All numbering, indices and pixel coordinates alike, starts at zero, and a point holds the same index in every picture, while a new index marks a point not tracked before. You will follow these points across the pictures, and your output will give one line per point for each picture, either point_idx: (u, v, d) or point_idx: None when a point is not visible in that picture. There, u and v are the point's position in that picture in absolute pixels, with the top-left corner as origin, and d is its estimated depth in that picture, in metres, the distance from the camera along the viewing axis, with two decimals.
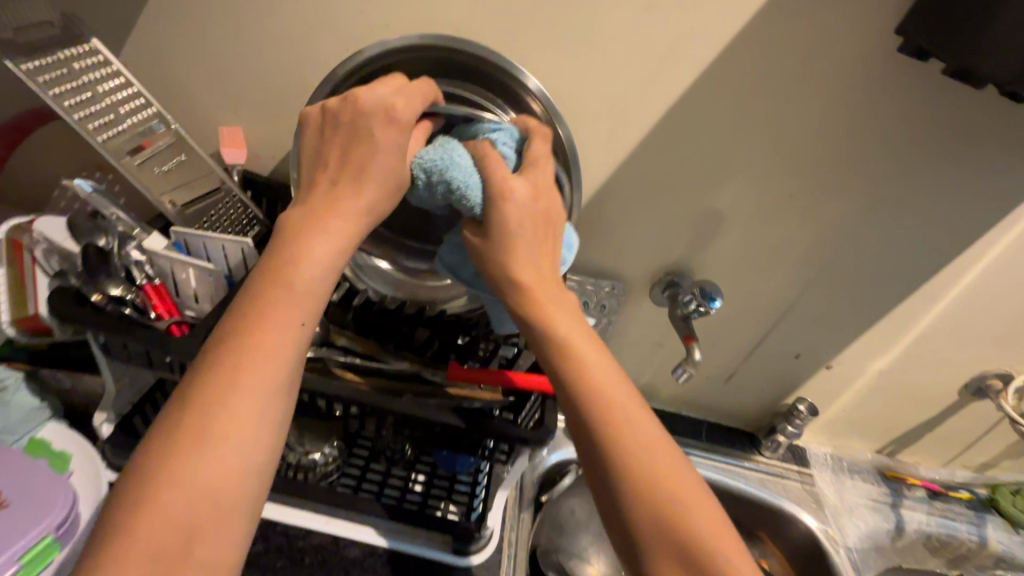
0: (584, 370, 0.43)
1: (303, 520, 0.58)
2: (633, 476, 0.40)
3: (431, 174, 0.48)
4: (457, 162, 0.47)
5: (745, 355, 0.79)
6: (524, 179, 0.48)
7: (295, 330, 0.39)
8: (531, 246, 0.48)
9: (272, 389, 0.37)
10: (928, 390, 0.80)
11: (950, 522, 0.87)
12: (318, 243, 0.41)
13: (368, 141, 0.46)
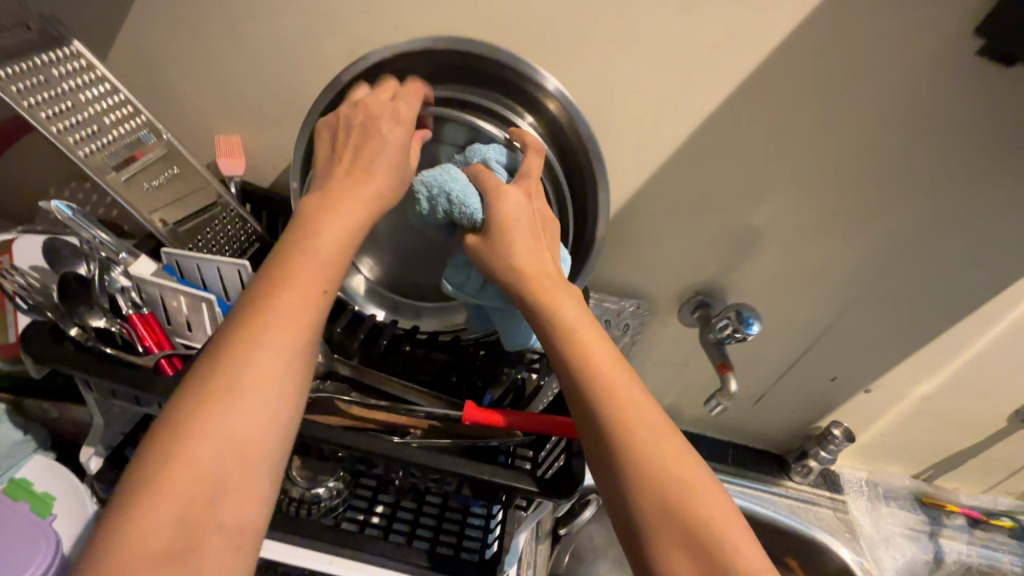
0: (578, 336, 0.39)
1: (302, 561, 0.53)
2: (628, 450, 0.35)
3: (431, 188, 0.45)
4: (456, 175, 0.45)
5: (777, 377, 0.74)
6: (521, 190, 0.45)
7: (318, 296, 0.35)
8: (528, 236, 0.44)
9: (295, 353, 0.33)
10: (975, 416, 0.75)
11: (992, 552, 0.81)
12: (340, 214, 0.38)
13: (371, 140, 0.43)
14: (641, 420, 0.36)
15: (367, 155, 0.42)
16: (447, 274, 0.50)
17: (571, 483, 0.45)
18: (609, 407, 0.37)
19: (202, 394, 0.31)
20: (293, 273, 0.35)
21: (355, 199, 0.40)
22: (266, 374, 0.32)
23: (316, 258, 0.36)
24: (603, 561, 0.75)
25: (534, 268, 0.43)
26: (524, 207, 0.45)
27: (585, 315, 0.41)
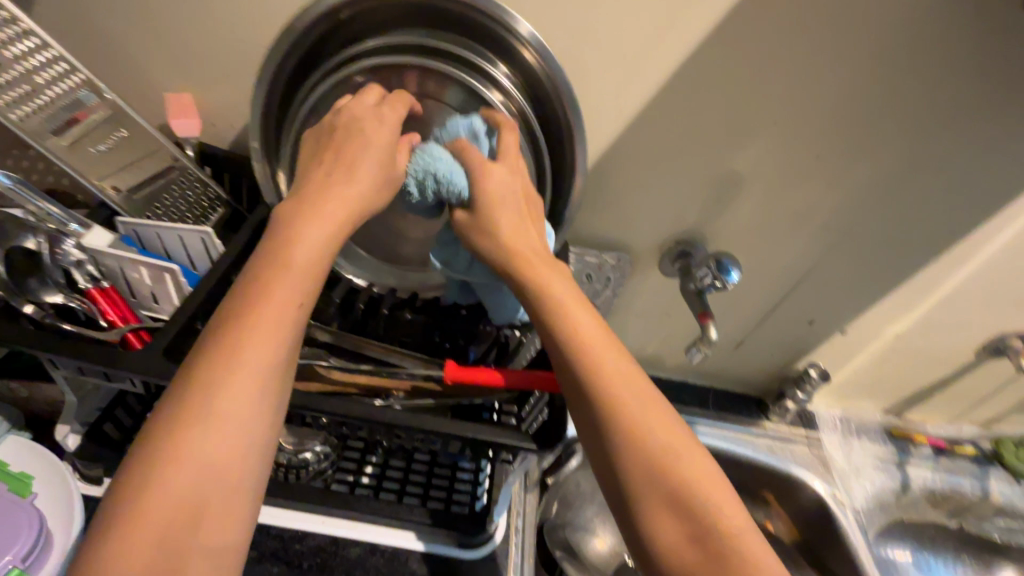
0: (562, 306, 0.40)
1: (298, 522, 0.55)
2: (611, 407, 0.36)
3: (416, 171, 0.44)
4: (440, 154, 0.44)
5: (756, 322, 0.75)
6: (503, 165, 0.44)
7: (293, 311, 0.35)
8: (513, 214, 0.43)
9: (270, 374, 0.33)
10: (945, 351, 0.77)
11: (955, 477, 0.86)
12: (314, 224, 0.37)
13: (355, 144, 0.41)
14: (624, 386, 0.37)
15: (352, 158, 0.41)
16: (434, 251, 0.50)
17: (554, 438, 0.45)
18: (592, 374, 0.37)
19: (176, 419, 0.31)
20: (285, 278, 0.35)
21: (343, 199, 0.39)
22: (242, 397, 0.32)
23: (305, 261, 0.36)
24: (587, 505, 0.77)
25: (519, 242, 0.42)
26: (508, 182, 0.44)
27: (577, 300, 0.41)
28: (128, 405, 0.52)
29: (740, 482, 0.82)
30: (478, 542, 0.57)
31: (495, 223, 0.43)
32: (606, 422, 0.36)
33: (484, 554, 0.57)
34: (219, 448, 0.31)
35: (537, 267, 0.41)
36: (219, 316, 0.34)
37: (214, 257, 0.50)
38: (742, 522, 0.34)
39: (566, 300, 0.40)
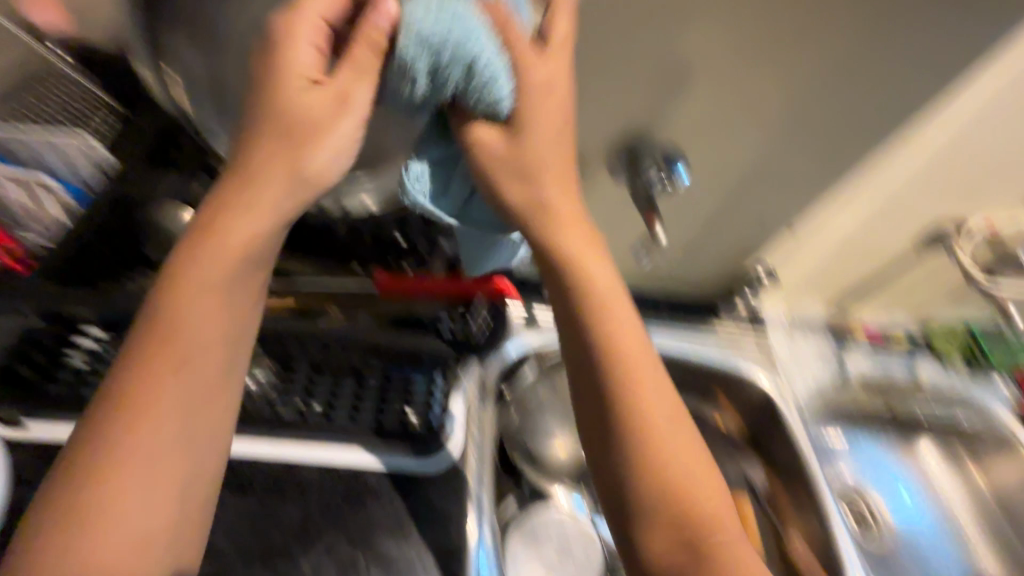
0: (614, 327, 0.43)
1: (247, 450, 0.54)
2: (641, 427, 0.42)
3: (450, 59, 0.36)
4: (477, 33, 0.36)
5: (706, 224, 0.74)
6: (547, 62, 0.40)
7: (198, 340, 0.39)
8: (555, 189, 0.43)
9: (181, 402, 0.37)
10: (886, 245, 0.79)
11: (888, 363, 0.92)
12: (209, 254, 0.39)
13: (285, 107, 0.39)
14: (626, 339, 0.43)
15: (283, 127, 0.39)
16: (418, 181, 0.43)
17: None
18: (597, 329, 0.43)
19: (93, 458, 0.35)
20: (184, 302, 0.38)
21: (247, 202, 0.39)
22: (156, 428, 0.36)
23: (201, 282, 0.39)
24: (551, 415, 0.75)
25: (564, 211, 0.43)
26: (564, 108, 0.42)
27: (588, 243, 0.44)
28: (66, 317, 0.52)
29: (691, 382, 0.85)
30: (433, 450, 0.57)
31: (545, 186, 0.42)
32: (635, 440, 0.42)
33: (442, 468, 0.57)
34: (145, 478, 0.36)
35: (587, 262, 0.43)
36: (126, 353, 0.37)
37: (94, 177, 0.59)
38: (735, 531, 0.41)
39: (618, 321, 0.44)
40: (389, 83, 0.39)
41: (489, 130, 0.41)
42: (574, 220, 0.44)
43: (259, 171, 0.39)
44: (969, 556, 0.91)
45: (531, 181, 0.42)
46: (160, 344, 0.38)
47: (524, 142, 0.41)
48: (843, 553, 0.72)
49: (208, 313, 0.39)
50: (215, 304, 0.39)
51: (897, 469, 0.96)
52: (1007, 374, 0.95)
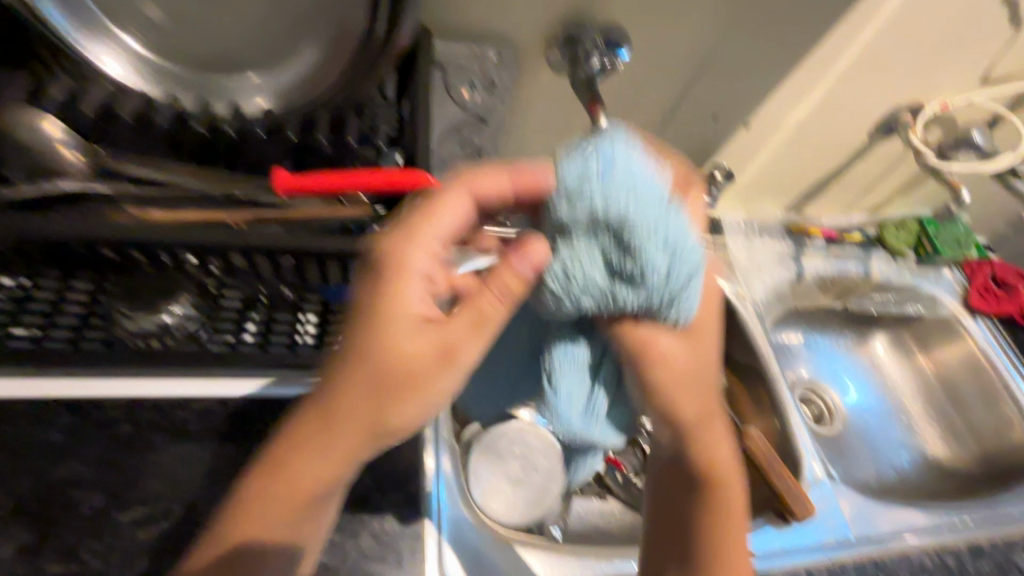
0: (715, 452, 0.45)
1: (176, 390, 0.50)
2: (709, 547, 0.44)
3: (669, 250, 0.35)
4: (680, 219, 0.35)
5: (660, 123, 0.70)
6: (697, 228, 0.41)
7: (328, 470, 0.37)
8: (691, 362, 0.42)
9: (303, 524, 0.38)
10: (842, 135, 0.76)
11: (842, 262, 0.93)
12: (354, 390, 0.36)
13: (387, 341, 0.36)
14: (725, 464, 0.45)
15: (383, 362, 0.36)
16: (562, 385, 0.41)
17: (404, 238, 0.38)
18: (710, 468, 0.45)
19: (227, 536, 0.37)
20: (276, 492, 0.36)
21: (349, 407, 0.36)
22: (277, 536, 0.37)
23: (296, 476, 0.36)
24: None
25: (686, 392, 0.43)
26: (708, 285, 0.42)
27: (715, 409, 0.45)
28: None
29: None
30: None
31: (677, 378, 0.42)
32: (706, 554, 0.44)
33: None
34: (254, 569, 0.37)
35: (706, 427, 0.44)
36: (269, 455, 0.37)
37: None
38: None
39: (720, 450, 0.45)
40: (575, 295, 0.37)
41: (656, 334, 0.40)
42: (705, 397, 0.44)
43: (377, 383, 0.36)
44: (913, 435, 0.96)
45: (681, 364, 0.41)
46: (242, 512, 0.36)
47: (688, 329, 0.41)
48: (802, 441, 0.73)
49: (299, 502, 0.37)
50: (305, 491, 0.37)
51: (844, 361, 1.03)
52: (953, 265, 1.00)
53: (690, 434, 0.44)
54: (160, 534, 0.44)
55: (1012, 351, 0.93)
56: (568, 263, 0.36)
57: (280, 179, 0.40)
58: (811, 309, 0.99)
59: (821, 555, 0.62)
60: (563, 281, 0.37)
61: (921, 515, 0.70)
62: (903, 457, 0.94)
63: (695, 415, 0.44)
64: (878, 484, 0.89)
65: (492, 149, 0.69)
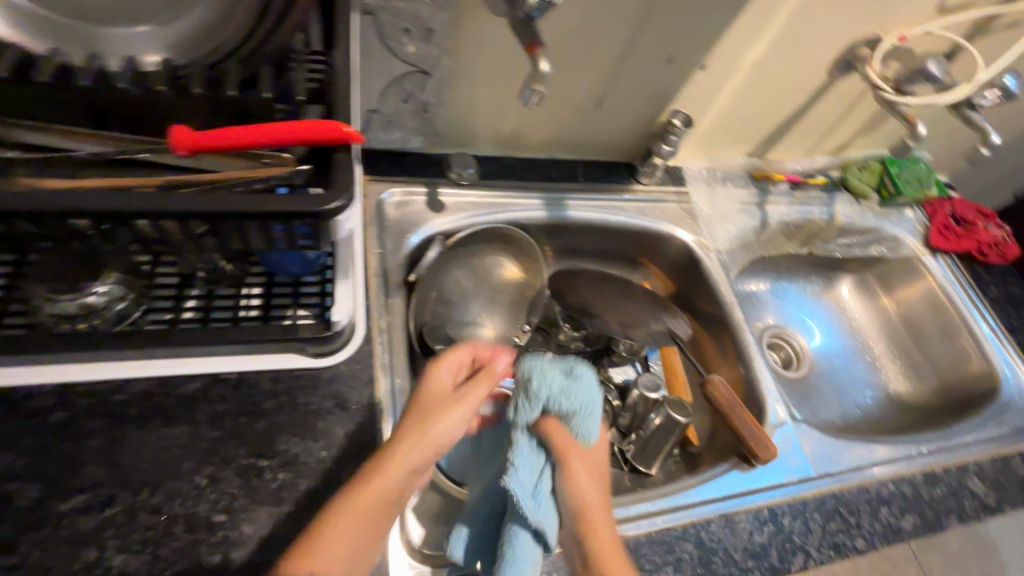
0: (602, 542, 0.48)
1: (111, 373, 0.48)
2: None
3: (565, 417, 0.52)
4: (583, 411, 0.52)
5: (614, 69, 0.67)
6: (587, 453, 0.52)
7: (371, 520, 0.42)
8: (592, 481, 0.51)
9: None
10: (801, 74, 0.75)
11: (807, 206, 0.92)
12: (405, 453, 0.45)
13: (433, 420, 0.48)
14: (608, 557, 0.48)
15: (429, 428, 0.47)
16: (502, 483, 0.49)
17: (322, 198, 0.35)
18: (586, 543, 0.49)
19: None
20: (352, 523, 0.41)
21: (414, 450, 0.46)
22: None
23: (370, 511, 0.42)
24: (472, 303, 0.73)
25: (588, 499, 0.50)
26: (598, 489, 0.51)
27: (598, 502, 0.50)
28: None
29: (614, 251, 0.83)
30: (336, 351, 0.54)
31: (579, 471, 0.51)
32: None
33: (343, 359, 0.55)
34: None
35: (598, 523, 0.49)
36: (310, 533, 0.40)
37: None
38: None
39: (607, 542, 0.48)
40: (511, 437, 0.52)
41: (572, 439, 0.52)
42: (597, 485, 0.51)
43: (427, 442, 0.46)
44: (876, 372, 0.98)
45: (582, 466, 0.51)
46: (317, 548, 0.39)
47: (586, 464, 0.52)
48: (766, 386, 0.74)
49: (372, 537, 0.42)
50: (378, 526, 0.42)
51: (811, 305, 1.04)
52: (915, 205, 1.01)
53: (577, 508, 0.50)
54: (103, 520, 0.42)
55: (969, 286, 0.95)
56: (534, 377, 0.52)
57: (175, 141, 0.34)
58: (776, 256, 0.99)
59: (784, 492, 0.63)
60: (524, 403, 0.52)
61: (880, 448, 0.72)
62: (867, 394, 0.96)
63: (582, 500, 0.50)
64: (843, 421, 0.91)
65: (438, 103, 0.65)
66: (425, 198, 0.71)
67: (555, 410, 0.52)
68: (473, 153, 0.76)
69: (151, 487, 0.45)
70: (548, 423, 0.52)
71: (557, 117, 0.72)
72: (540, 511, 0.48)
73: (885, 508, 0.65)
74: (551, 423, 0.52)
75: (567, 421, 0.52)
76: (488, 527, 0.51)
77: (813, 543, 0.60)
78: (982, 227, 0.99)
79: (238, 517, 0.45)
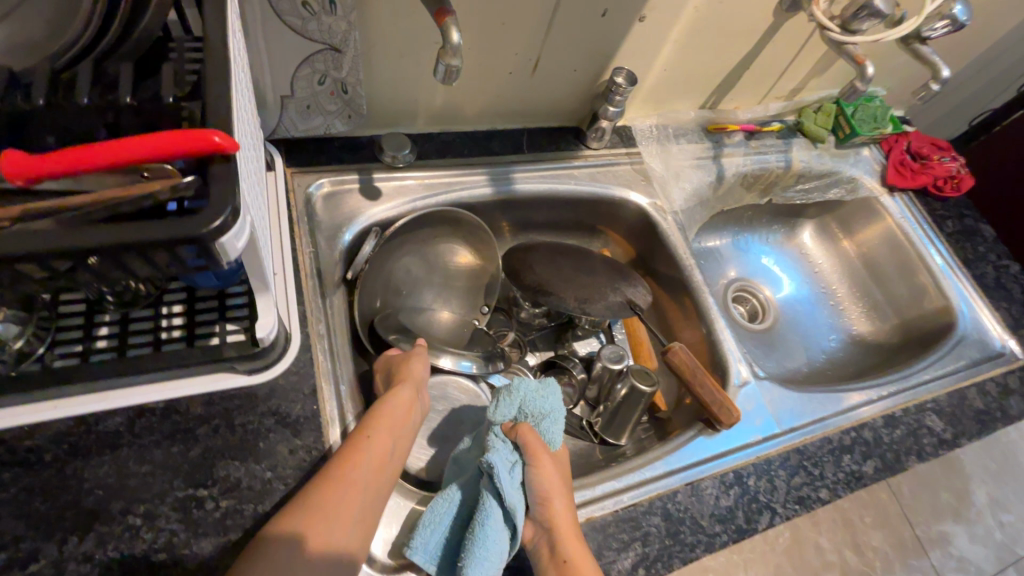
0: (559, 519, 0.49)
1: (21, 418, 0.44)
2: None
3: (532, 419, 0.55)
4: (548, 414, 0.55)
5: (545, 29, 0.62)
6: (555, 453, 0.54)
7: (401, 415, 0.51)
8: (560, 473, 0.53)
9: (380, 460, 0.47)
10: (746, 17, 0.71)
11: (763, 156, 0.90)
12: (415, 366, 0.56)
13: (417, 353, 0.58)
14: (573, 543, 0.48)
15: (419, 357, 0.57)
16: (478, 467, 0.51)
17: (197, 219, 0.31)
18: (554, 529, 0.49)
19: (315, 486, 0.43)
20: (384, 427, 0.49)
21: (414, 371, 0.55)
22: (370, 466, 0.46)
23: (399, 408, 0.51)
24: (424, 292, 0.69)
25: (548, 485, 0.51)
26: (561, 477, 0.52)
27: (563, 495, 0.51)
28: None
29: (569, 221, 0.80)
30: (273, 362, 0.51)
31: (544, 464, 0.51)
32: None
33: (281, 371, 0.52)
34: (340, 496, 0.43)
35: (557, 505, 0.50)
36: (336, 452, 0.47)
37: None
38: None
39: (565, 514, 0.50)
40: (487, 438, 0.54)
41: (542, 442, 0.54)
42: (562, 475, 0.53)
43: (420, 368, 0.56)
44: (840, 316, 0.99)
45: (550, 459, 0.52)
46: (364, 435, 0.48)
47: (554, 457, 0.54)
48: (728, 346, 0.73)
49: (400, 436, 0.50)
50: (403, 429, 0.51)
51: (774, 255, 1.04)
52: (872, 144, 0.99)
53: (543, 494, 0.50)
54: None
55: (926, 222, 0.95)
56: (512, 385, 0.55)
57: (3, 168, 0.30)
58: (736, 209, 0.97)
59: (748, 453, 0.63)
60: (503, 402, 0.55)
61: (842, 395, 0.72)
62: (832, 338, 0.97)
63: (550, 492, 0.50)
64: (809, 368, 0.92)
65: (358, 81, 0.60)
66: (359, 187, 0.66)
67: (525, 414, 0.55)
68: (407, 132, 0.71)
69: (78, 534, 0.42)
70: (521, 426, 0.54)
71: (491, 85, 0.67)
72: (509, 495, 0.49)
73: (847, 456, 0.66)
74: (516, 432, 0.53)
75: (536, 425, 0.55)
76: (452, 520, 0.50)
77: (778, 500, 0.60)
78: (937, 161, 0.98)
79: (180, 553, 0.43)
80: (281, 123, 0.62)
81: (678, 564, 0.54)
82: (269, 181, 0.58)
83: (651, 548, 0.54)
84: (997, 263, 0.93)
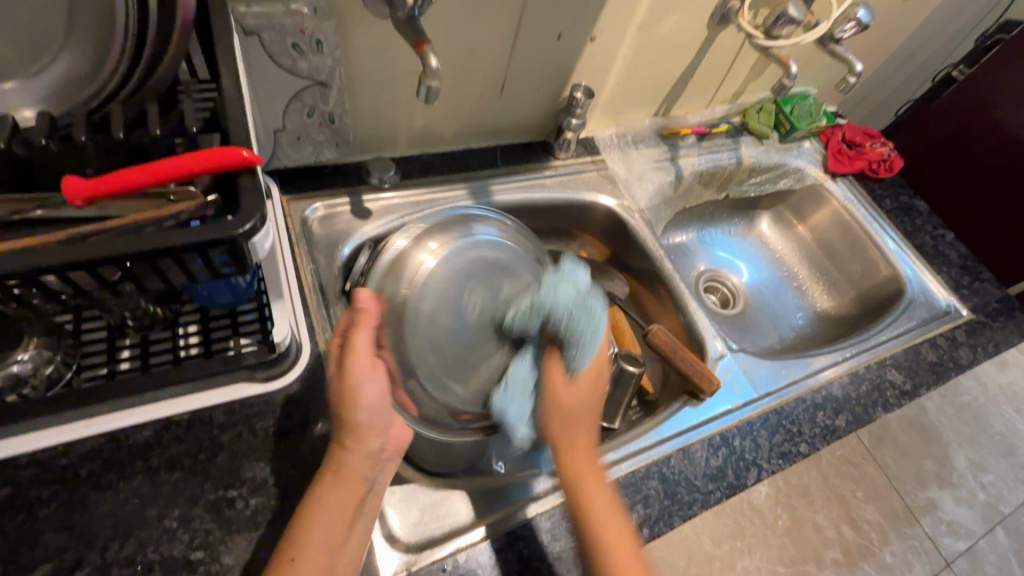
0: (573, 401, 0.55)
1: (52, 440, 0.46)
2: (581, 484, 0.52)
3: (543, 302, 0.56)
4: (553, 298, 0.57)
5: (508, 55, 0.69)
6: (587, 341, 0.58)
7: (348, 479, 0.47)
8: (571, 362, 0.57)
9: (328, 544, 0.43)
10: (685, 32, 0.80)
11: (715, 154, 0.98)
12: (366, 397, 0.48)
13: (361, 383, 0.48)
14: (619, 545, 0.49)
15: (359, 401, 0.48)
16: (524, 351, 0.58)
17: (232, 222, 0.35)
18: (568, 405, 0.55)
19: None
20: (328, 502, 0.45)
21: (360, 435, 0.48)
22: (319, 552, 0.43)
23: (348, 469, 0.47)
24: None
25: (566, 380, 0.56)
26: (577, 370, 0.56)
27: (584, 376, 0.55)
28: None
29: (545, 226, 0.86)
30: (286, 370, 0.55)
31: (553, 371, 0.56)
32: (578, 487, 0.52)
33: (292, 379, 0.55)
34: None
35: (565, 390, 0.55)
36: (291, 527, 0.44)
37: None
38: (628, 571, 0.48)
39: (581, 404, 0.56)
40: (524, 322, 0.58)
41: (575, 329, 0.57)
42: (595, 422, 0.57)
43: (364, 426, 0.48)
44: (803, 295, 1.07)
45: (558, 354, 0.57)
46: (316, 507, 0.45)
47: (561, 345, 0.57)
48: (703, 326, 0.79)
49: (349, 511, 0.46)
50: (353, 498, 0.47)
51: (737, 245, 1.12)
52: (812, 137, 1.09)
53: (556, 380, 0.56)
54: None
55: (869, 203, 1.04)
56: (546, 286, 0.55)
57: (71, 192, 0.35)
58: (696, 206, 1.05)
59: (731, 418, 0.69)
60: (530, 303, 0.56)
61: (809, 359, 0.79)
62: (799, 316, 1.05)
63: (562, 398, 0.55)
64: (781, 344, 1.00)
65: (344, 112, 0.66)
66: (350, 209, 0.71)
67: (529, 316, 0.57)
68: (390, 157, 0.77)
69: (119, 541, 0.44)
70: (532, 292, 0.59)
71: (463, 106, 0.74)
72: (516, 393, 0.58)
73: (821, 413, 0.72)
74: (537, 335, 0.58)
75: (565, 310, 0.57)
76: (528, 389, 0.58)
77: (763, 456, 0.66)
78: (870, 147, 1.08)
79: (217, 549, 0.46)
80: (275, 155, 0.68)
81: (678, 521, 0.59)
82: (270, 207, 0.63)
83: (653, 509, 0.59)
84: (933, 233, 1.02)
